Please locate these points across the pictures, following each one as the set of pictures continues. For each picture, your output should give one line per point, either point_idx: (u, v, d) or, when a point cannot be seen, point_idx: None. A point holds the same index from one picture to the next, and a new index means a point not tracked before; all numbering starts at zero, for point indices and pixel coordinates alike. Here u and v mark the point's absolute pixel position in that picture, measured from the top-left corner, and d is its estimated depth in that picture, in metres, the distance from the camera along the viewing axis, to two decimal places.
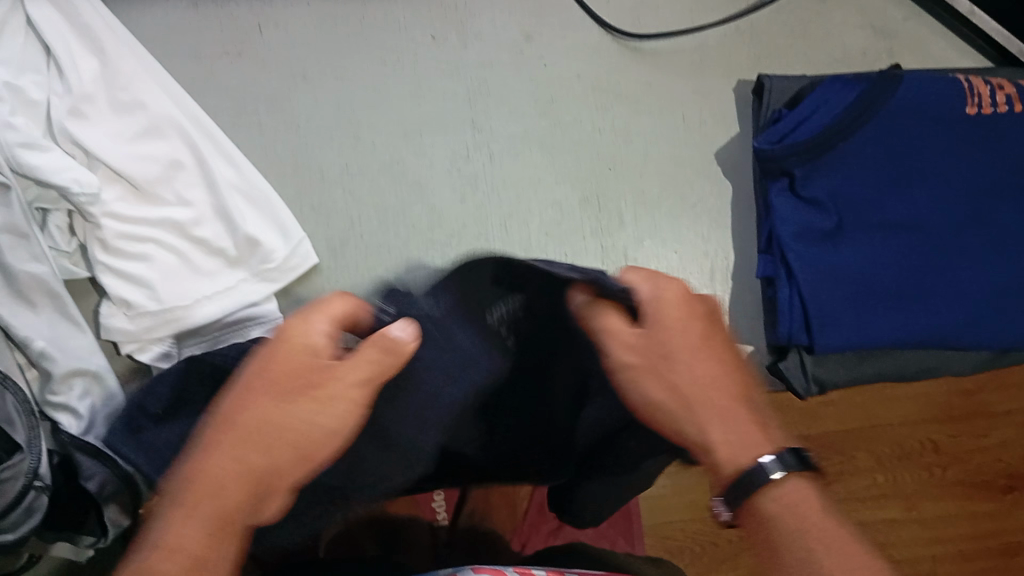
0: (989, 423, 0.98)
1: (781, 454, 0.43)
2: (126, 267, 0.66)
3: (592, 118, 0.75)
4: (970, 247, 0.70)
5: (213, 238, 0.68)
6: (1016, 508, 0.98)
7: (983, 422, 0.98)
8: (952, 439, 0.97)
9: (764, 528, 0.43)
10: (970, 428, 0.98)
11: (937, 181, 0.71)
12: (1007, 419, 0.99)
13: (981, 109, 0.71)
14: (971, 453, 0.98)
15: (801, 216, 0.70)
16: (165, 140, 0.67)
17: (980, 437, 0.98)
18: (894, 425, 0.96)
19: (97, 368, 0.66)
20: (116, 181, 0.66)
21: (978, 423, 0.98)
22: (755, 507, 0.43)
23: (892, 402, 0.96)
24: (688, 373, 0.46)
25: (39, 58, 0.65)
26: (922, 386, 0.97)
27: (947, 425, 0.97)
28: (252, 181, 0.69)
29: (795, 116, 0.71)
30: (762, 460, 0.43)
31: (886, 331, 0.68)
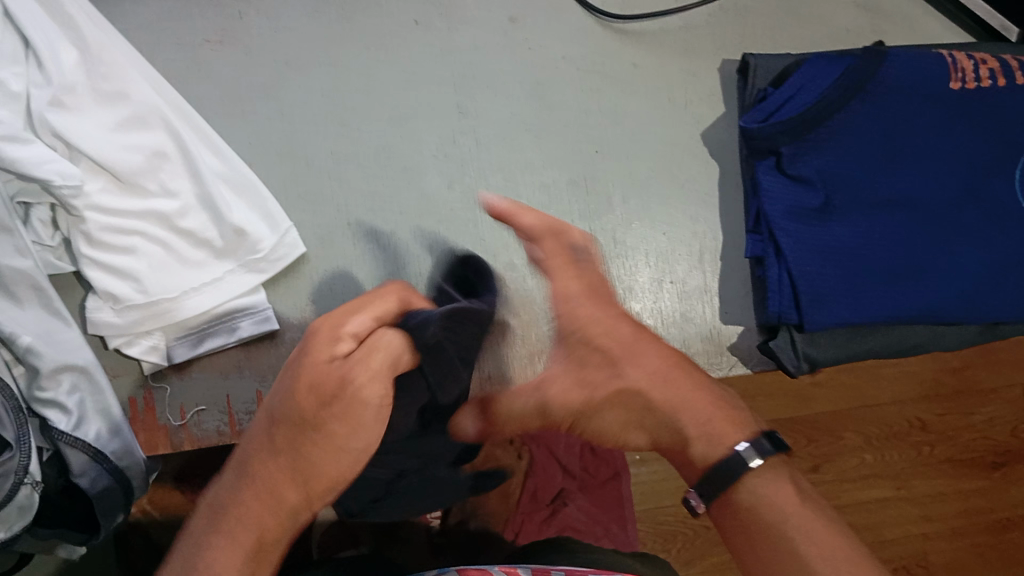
0: (978, 400, 0.99)
1: (755, 440, 0.46)
2: (111, 260, 0.65)
3: (578, 100, 0.75)
4: (958, 222, 0.70)
5: (200, 229, 0.68)
6: (1004, 484, 0.99)
7: (971, 400, 0.99)
8: (939, 417, 0.98)
9: (741, 519, 0.45)
10: (957, 405, 0.98)
11: (923, 157, 0.71)
12: (994, 396, 1.00)
13: (965, 84, 0.72)
14: (959, 430, 0.98)
15: (791, 194, 0.70)
16: (150, 130, 0.67)
17: (968, 414, 0.99)
18: (882, 405, 0.96)
19: (85, 363, 0.65)
20: (100, 174, 0.65)
21: (966, 401, 0.99)
22: (732, 498, 0.46)
23: (879, 382, 0.96)
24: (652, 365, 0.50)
25: (17, 49, 0.64)
26: (910, 365, 0.98)
27: (934, 404, 0.98)
28: (238, 170, 0.69)
29: (782, 94, 0.71)
30: (739, 447, 0.46)
31: (877, 307, 0.68)
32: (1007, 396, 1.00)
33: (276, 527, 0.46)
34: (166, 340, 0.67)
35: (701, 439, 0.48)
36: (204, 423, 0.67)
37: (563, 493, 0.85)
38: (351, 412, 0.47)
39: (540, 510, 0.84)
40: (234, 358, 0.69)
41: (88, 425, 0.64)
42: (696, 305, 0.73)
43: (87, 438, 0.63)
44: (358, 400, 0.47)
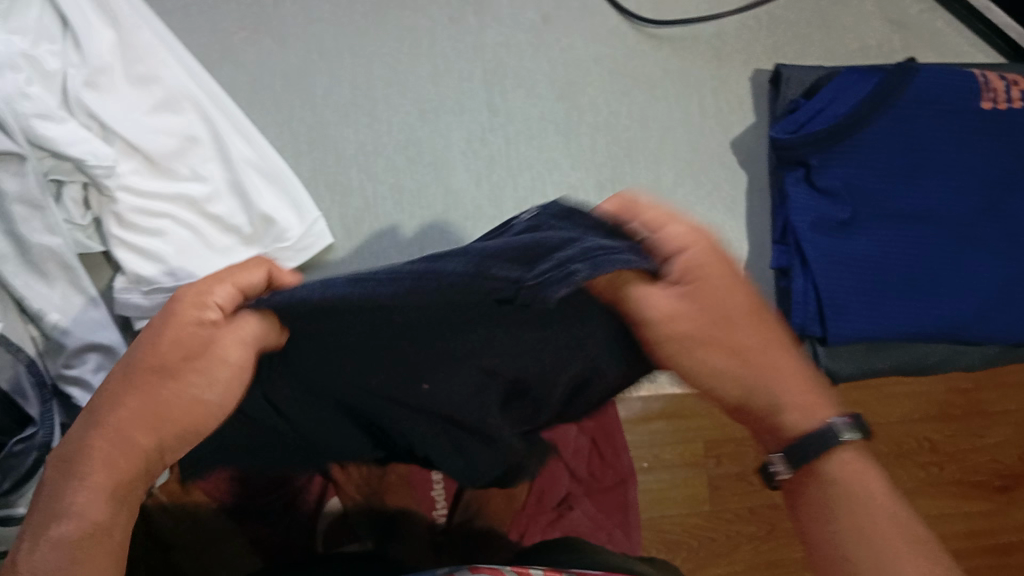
0: (992, 423, 0.94)
1: (851, 416, 0.41)
2: (140, 242, 0.65)
3: (608, 103, 0.75)
4: (983, 241, 0.70)
5: (228, 215, 0.68)
6: (1014, 508, 0.93)
7: (983, 422, 0.93)
8: (950, 438, 0.93)
9: (824, 495, 0.41)
10: (968, 426, 0.93)
11: (952, 175, 0.71)
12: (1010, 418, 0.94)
13: (996, 105, 0.71)
14: (967, 452, 0.93)
15: (816, 206, 0.70)
16: (183, 115, 0.67)
17: (978, 436, 0.93)
18: (893, 423, 0.91)
19: (111, 342, 0.65)
20: (132, 155, 0.66)
21: (977, 422, 0.93)
22: (816, 470, 0.41)
23: (892, 400, 0.91)
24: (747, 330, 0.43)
25: (56, 29, 0.65)
26: (921, 384, 0.92)
27: (946, 424, 0.93)
28: (268, 158, 0.69)
29: (812, 106, 0.71)
30: (833, 421, 0.41)
31: (898, 322, 0.68)
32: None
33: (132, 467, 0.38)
34: None
35: (795, 414, 0.42)
36: None
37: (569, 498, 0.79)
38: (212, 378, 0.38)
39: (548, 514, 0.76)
40: None
41: None
42: None
43: None
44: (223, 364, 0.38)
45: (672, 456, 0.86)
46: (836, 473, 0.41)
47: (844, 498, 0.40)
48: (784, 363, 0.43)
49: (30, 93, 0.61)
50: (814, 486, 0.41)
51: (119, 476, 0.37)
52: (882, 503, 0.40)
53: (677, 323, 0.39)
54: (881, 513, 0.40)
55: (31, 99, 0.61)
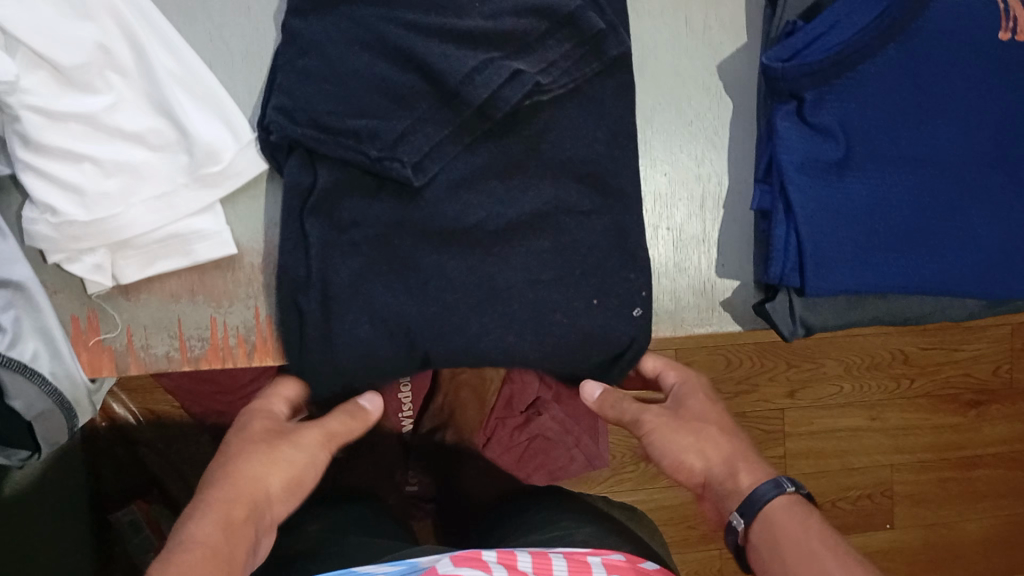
0: (970, 334, 1.18)
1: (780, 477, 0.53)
2: (54, 169, 0.58)
3: (667, 32, 0.67)
4: (989, 185, 0.65)
5: (152, 132, 0.60)
6: (977, 418, 1.19)
7: (957, 338, 1.17)
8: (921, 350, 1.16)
9: (769, 533, 0.51)
10: (940, 348, 1.17)
11: (964, 115, 0.64)
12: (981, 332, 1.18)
13: (1014, 38, 0.65)
14: (939, 365, 1.17)
15: (808, 144, 0.63)
16: (94, 23, 0.59)
17: (954, 350, 1.17)
18: (867, 338, 1.13)
19: (20, 279, 0.58)
20: (40, 66, 0.57)
21: (941, 356, 1.17)
22: (763, 517, 0.52)
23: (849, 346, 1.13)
24: (704, 445, 0.59)
25: None
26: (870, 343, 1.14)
27: (915, 338, 1.16)
28: (194, 70, 0.61)
29: (814, 29, 0.62)
30: (762, 490, 0.53)
31: (887, 275, 0.63)
32: (992, 334, 1.18)
33: (224, 529, 0.50)
34: (111, 257, 0.60)
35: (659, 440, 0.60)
36: (154, 348, 0.62)
37: (539, 400, 0.79)
38: (245, 478, 0.54)
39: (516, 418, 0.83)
40: (187, 282, 0.63)
41: (24, 347, 0.58)
42: (691, 255, 0.68)
43: (23, 359, 0.58)
44: (244, 476, 0.55)
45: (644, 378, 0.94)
46: (772, 514, 0.51)
47: (766, 549, 0.51)
48: (755, 478, 0.55)
49: None
50: (758, 532, 0.52)
51: (226, 530, 0.50)
52: (803, 528, 0.50)
53: (776, 526, 0.51)
54: (810, 528, 0.50)
55: None
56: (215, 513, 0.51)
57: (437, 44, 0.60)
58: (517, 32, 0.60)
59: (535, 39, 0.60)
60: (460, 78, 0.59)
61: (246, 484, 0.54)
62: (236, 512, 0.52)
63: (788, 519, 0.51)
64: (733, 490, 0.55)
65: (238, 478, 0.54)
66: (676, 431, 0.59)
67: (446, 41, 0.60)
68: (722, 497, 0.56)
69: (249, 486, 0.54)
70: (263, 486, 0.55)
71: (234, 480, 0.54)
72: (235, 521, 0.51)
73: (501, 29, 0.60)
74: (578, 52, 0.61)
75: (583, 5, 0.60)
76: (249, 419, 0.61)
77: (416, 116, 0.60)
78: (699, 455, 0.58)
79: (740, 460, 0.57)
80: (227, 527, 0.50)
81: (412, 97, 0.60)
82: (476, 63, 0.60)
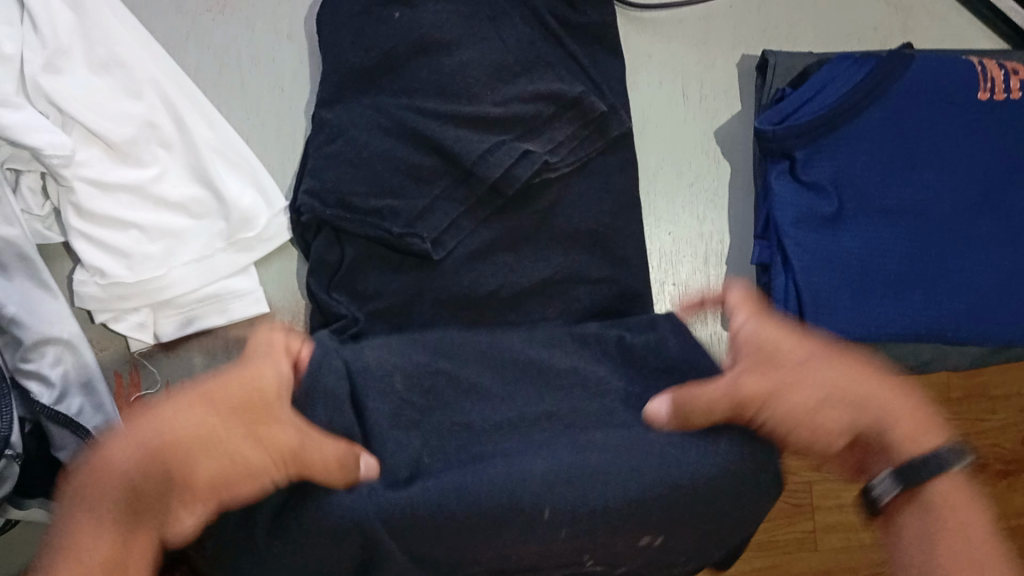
0: None
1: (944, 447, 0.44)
2: (103, 235, 0.63)
3: (667, 101, 0.72)
4: (980, 234, 0.67)
5: (192, 201, 0.65)
6: None
7: None
8: None
9: (932, 523, 0.44)
10: None
11: (949, 170, 0.68)
12: None
13: (994, 95, 0.69)
14: None
15: (801, 199, 0.67)
16: (142, 102, 0.65)
17: None
18: None
19: (69, 336, 0.63)
20: (93, 143, 0.64)
21: None
22: (928, 495, 0.44)
23: None
24: (833, 400, 0.44)
25: (12, 11, 0.63)
26: None
27: None
28: (231, 142, 0.67)
29: (801, 94, 0.68)
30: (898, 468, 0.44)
31: (883, 321, 0.66)
32: None
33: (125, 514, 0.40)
34: (154, 316, 0.64)
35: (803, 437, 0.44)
36: None
37: None
38: (205, 454, 0.40)
39: None
40: (223, 339, 0.67)
41: (70, 401, 0.62)
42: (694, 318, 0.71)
43: (70, 413, 0.61)
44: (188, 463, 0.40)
45: None
46: (930, 498, 0.44)
47: (924, 543, 0.43)
48: (892, 410, 0.45)
49: None
50: (912, 516, 0.44)
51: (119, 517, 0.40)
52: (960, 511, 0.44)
53: (956, 496, 0.44)
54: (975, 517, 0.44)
55: None
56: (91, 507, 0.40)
57: (453, 128, 0.64)
58: (530, 112, 0.65)
59: (545, 119, 0.65)
60: (475, 156, 0.63)
61: (206, 456, 0.40)
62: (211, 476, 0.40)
63: (943, 495, 0.44)
64: (863, 404, 0.45)
65: (203, 401, 0.42)
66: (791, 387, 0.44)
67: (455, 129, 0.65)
68: (836, 416, 0.44)
69: (224, 454, 0.41)
70: (230, 485, 0.40)
71: (187, 443, 0.41)
72: (204, 453, 0.40)
73: (504, 115, 0.65)
74: (582, 113, 0.66)
75: (586, 91, 0.66)
76: (228, 380, 0.44)
77: (421, 199, 0.64)
78: (821, 416, 0.44)
79: (917, 421, 0.45)
80: (134, 513, 0.40)
81: (431, 172, 0.64)
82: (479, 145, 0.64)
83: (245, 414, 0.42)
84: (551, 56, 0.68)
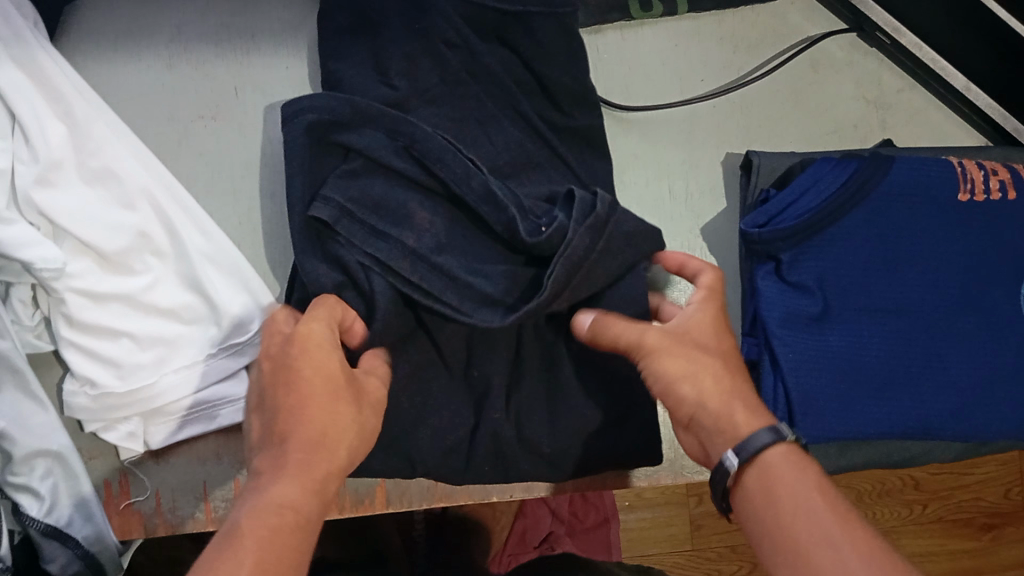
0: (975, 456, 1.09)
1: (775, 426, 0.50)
2: (94, 345, 0.63)
3: (654, 200, 0.73)
4: (963, 333, 0.69)
5: (185, 308, 0.65)
6: (995, 544, 1.08)
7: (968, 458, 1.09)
8: (930, 475, 1.08)
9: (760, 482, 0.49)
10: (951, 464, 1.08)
11: (933, 269, 0.69)
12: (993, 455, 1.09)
13: (973, 196, 0.70)
14: (951, 490, 1.08)
15: (789, 300, 0.68)
16: (134, 211, 0.65)
17: (966, 471, 1.08)
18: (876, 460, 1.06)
19: (59, 447, 0.62)
20: (85, 254, 0.64)
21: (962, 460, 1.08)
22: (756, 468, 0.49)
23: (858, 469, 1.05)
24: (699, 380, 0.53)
25: (4, 122, 0.64)
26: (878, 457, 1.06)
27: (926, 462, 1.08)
28: (223, 248, 0.66)
29: (784, 196, 0.69)
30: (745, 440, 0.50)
31: (870, 418, 0.67)
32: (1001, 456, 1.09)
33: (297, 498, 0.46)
34: (145, 425, 0.64)
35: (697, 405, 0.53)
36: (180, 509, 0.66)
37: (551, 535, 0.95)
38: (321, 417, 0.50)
39: (527, 550, 0.95)
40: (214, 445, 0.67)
41: (60, 513, 0.62)
42: None
43: (58, 524, 0.62)
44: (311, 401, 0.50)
45: (653, 498, 1.00)
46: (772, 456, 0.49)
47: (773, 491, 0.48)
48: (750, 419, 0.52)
49: None
50: (754, 473, 0.49)
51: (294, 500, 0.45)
52: (783, 481, 0.48)
53: (775, 461, 0.49)
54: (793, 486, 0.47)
55: None
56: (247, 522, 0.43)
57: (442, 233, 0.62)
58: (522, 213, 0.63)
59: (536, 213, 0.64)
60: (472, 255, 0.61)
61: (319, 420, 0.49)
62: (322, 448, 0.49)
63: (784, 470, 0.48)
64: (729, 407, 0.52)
65: (292, 388, 0.50)
66: (672, 352, 0.55)
67: (440, 192, 0.64)
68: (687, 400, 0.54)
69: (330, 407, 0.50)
70: (333, 423, 0.50)
71: (298, 402, 0.50)
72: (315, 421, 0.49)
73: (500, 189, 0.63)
74: None
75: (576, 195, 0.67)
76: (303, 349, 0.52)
77: (417, 249, 0.62)
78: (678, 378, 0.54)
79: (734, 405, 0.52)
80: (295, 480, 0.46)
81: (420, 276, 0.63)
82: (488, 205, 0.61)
83: (338, 391, 0.51)
84: (538, 162, 0.68)
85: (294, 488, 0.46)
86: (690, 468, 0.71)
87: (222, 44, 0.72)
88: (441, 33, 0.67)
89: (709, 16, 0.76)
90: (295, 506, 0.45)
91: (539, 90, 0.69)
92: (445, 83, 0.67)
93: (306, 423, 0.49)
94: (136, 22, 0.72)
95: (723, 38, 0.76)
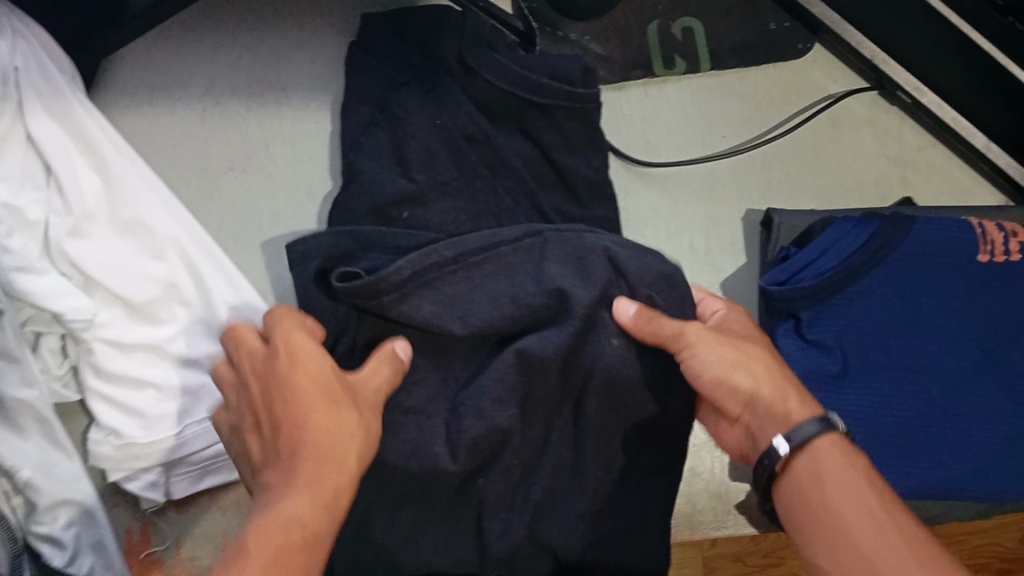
0: None
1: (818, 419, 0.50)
2: (120, 396, 0.64)
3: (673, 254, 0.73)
4: (982, 395, 0.68)
5: (210, 360, 0.65)
6: None
7: None
8: None
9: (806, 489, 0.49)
10: None
11: (952, 330, 0.69)
12: None
13: (993, 257, 0.70)
14: None
15: (809, 359, 0.68)
16: (164, 263, 0.66)
17: None
18: None
19: (84, 496, 0.63)
20: (114, 304, 0.65)
21: None
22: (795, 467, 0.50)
23: None
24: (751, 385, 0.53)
25: (40, 174, 0.65)
26: None
27: None
28: (250, 301, 0.66)
29: (805, 254, 0.69)
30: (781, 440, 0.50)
31: (891, 477, 0.66)
32: None
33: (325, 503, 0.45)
34: (166, 475, 0.65)
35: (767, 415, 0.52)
36: (199, 559, 0.66)
37: None
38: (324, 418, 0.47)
39: None
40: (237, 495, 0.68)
41: (81, 562, 0.62)
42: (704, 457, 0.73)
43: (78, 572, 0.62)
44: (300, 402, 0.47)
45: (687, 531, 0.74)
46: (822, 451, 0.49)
47: (818, 500, 0.48)
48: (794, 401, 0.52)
49: (9, 245, 0.61)
50: (806, 466, 0.49)
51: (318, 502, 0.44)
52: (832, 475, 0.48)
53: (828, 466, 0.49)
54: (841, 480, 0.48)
55: (9, 252, 0.61)
56: (261, 530, 0.43)
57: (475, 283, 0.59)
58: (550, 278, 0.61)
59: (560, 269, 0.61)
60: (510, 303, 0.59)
61: (322, 434, 0.46)
62: (326, 467, 0.45)
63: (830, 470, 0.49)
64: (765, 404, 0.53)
65: (280, 394, 0.47)
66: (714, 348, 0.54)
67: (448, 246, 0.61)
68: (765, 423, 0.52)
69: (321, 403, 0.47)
70: (339, 439, 0.47)
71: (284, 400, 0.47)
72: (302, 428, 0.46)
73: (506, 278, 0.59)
74: None
75: None
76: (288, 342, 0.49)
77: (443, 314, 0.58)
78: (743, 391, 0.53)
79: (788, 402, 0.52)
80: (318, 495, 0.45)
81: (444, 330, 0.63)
82: (510, 307, 0.58)
83: (339, 393, 0.48)
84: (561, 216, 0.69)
85: (305, 503, 0.44)
86: (705, 522, 0.71)
87: (254, 100, 0.75)
88: (466, 92, 0.69)
89: (731, 73, 0.79)
90: (306, 523, 0.43)
91: (550, 155, 0.69)
92: (470, 141, 0.68)
93: (324, 443, 0.46)
94: (171, 75, 0.76)
95: (745, 96, 0.78)
